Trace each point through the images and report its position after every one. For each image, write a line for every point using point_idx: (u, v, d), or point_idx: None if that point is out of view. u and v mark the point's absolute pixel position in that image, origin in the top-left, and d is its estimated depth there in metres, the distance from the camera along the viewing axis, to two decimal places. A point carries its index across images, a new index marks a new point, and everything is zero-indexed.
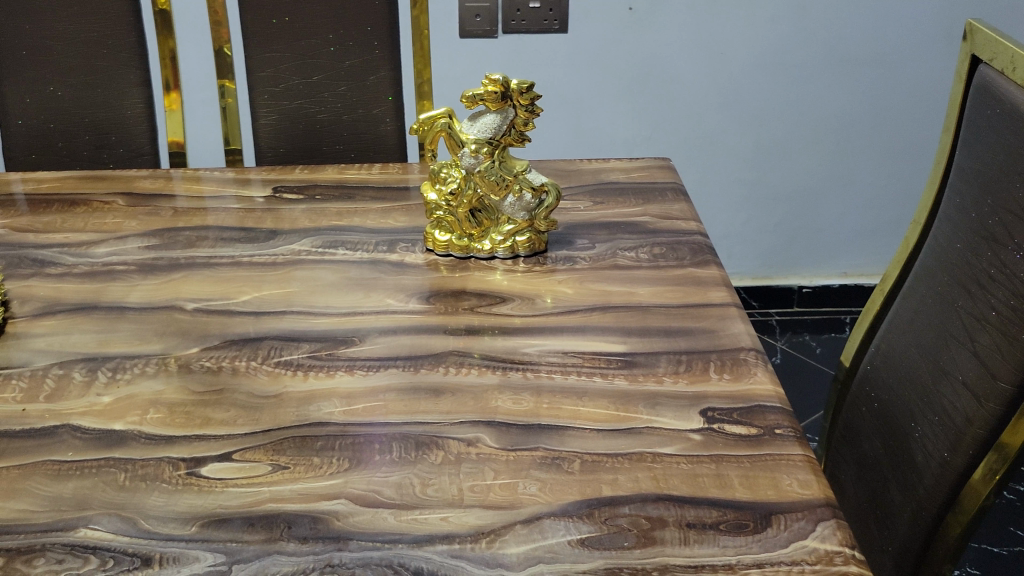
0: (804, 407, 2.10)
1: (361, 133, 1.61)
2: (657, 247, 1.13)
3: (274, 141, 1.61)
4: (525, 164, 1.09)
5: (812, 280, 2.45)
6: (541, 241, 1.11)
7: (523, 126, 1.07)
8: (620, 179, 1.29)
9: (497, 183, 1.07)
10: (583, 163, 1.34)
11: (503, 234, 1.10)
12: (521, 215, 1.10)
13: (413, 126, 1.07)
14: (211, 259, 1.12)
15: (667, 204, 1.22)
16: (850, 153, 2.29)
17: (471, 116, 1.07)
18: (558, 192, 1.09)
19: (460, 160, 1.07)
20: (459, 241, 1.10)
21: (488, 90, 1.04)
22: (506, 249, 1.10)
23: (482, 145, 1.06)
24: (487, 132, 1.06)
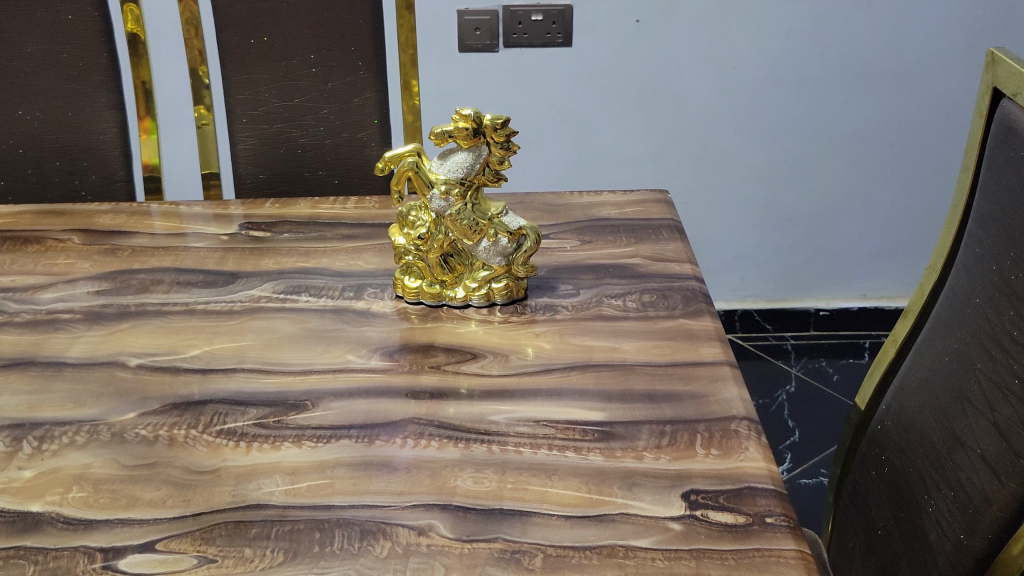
0: (818, 441, 2.00)
1: (345, 158, 1.53)
2: (647, 294, 1.03)
3: (255, 166, 1.53)
4: (501, 205, 1.00)
5: (829, 302, 2.34)
6: (520, 288, 1.02)
7: (497, 164, 0.98)
8: (612, 215, 1.20)
9: (470, 227, 0.98)
10: (573, 196, 1.25)
11: (477, 280, 1.01)
12: (498, 260, 1.00)
13: (379, 165, 0.98)
14: (164, 307, 1.04)
15: (661, 244, 1.13)
16: (870, 172, 2.18)
17: (441, 154, 0.98)
18: (537, 235, 1.00)
19: (430, 202, 0.99)
20: (430, 288, 1.01)
21: (458, 127, 0.95)
22: (481, 297, 1.01)
23: (453, 187, 0.97)
24: (459, 173, 0.97)
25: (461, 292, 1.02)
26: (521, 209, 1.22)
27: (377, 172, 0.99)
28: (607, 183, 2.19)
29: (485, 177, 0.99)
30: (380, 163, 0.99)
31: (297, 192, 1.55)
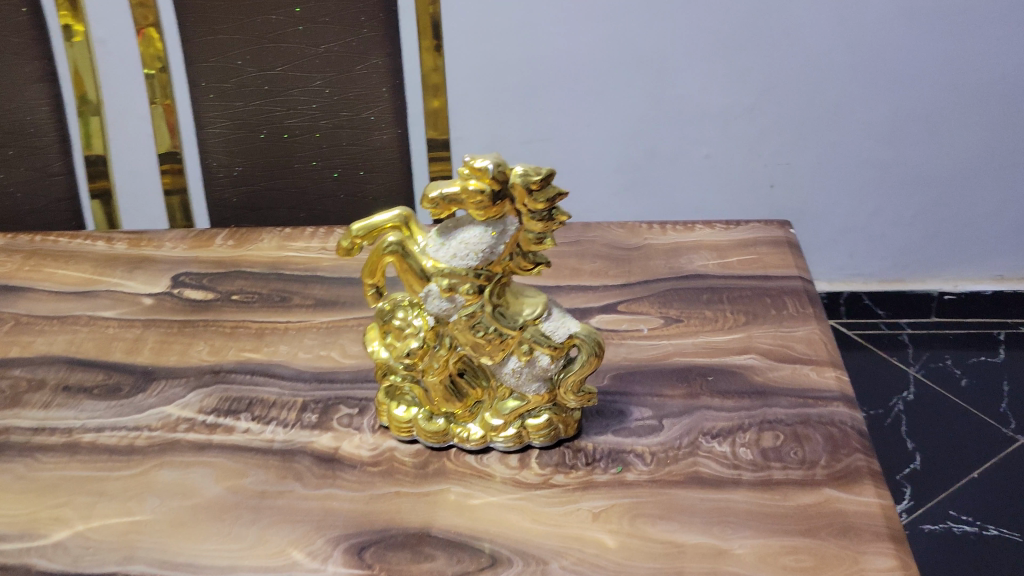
0: (945, 468, 1.62)
1: (347, 144, 1.15)
2: (768, 432, 0.66)
3: (229, 155, 1.16)
4: (541, 302, 0.63)
5: (957, 285, 1.95)
6: (569, 424, 0.65)
7: (532, 245, 0.60)
8: (709, 269, 0.81)
9: (488, 342, 0.61)
10: (650, 232, 0.87)
11: (502, 414, 0.65)
12: (535, 386, 0.65)
13: (343, 243, 0.61)
14: (35, 436, 0.69)
15: (785, 329, 0.75)
16: (1023, 128, 1.73)
17: (442, 229, 0.60)
18: (595, 349, 0.63)
19: (424, 302, 0.62)
20: (428, 423, 0.65)
21: (469, 189, 0.57)
22: (508, 439, 0.65)
23: (462, 282, 0.59)
24: (471, 259, 0.59)
25: (477, 428, 0.66)
26: (575, 256, 0.84)
27: (339, 254, 0.62)
28: (691, 142, 1.78)
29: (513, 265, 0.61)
30: (343, 238, 0.62)
31: (286, 189, 1.18)
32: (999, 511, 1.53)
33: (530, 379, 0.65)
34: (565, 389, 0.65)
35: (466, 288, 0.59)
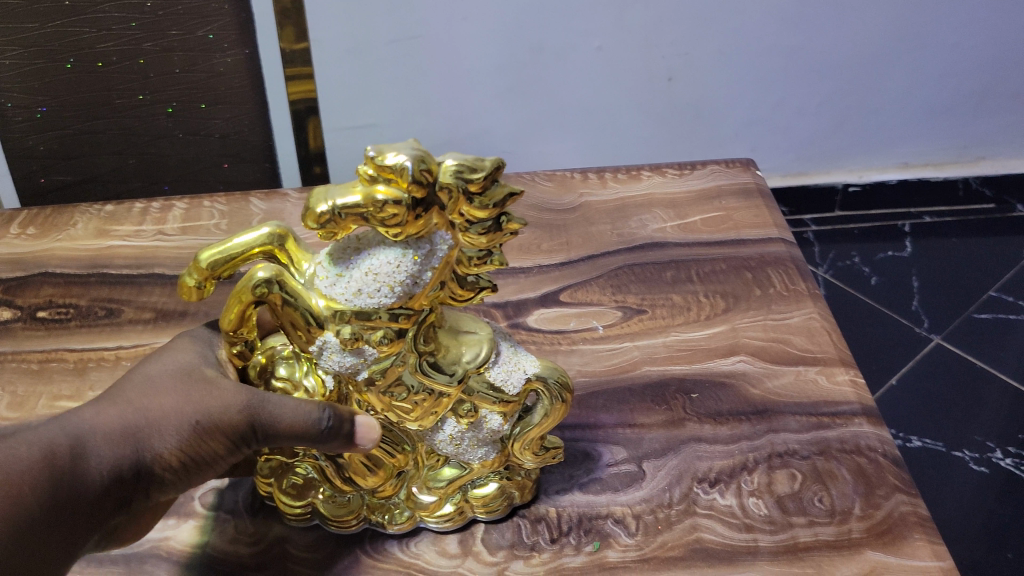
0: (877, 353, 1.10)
1: (181, 71, 0.92)
2: (781, 470, 0.50)
3: (27, 92, 0.91)
4: (484, 339, 0.45)
5: (864, 174, 1.33)
6: (526, 487, 0.49)
7: (472, 265, 0.42)
8: (667, 235, 0.64)
9: (415, 403, 0.44)
10: (583, 189, 0.69)
11: (435, 489, 0.48)
12: (481, 451, 0.47)
13: (187, 282, 0.41)
14: None
15: (776, 316, 0.59)
16: None
17: (336, 253, 0.41)
18: (563, 393, 0.46)
19: (316, 358, 0.43)
20: (334, 509, 0.48)
21: (378, 200, 0.38)
22: (445, 520, 0.48)
23: (373, 328, 0.42)
24: (385, 295, 0.41)
25: (400, 506, 0.48)
26: None
27: (182, 296, 0.42)
28: None
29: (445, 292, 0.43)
30: (187, 273, 0.42)
31: (108, 129, 0.95)
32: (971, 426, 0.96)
33: (474, 443, 0.47)
34: (521, 446, 0.47)
35: (378, 336, 0.42)
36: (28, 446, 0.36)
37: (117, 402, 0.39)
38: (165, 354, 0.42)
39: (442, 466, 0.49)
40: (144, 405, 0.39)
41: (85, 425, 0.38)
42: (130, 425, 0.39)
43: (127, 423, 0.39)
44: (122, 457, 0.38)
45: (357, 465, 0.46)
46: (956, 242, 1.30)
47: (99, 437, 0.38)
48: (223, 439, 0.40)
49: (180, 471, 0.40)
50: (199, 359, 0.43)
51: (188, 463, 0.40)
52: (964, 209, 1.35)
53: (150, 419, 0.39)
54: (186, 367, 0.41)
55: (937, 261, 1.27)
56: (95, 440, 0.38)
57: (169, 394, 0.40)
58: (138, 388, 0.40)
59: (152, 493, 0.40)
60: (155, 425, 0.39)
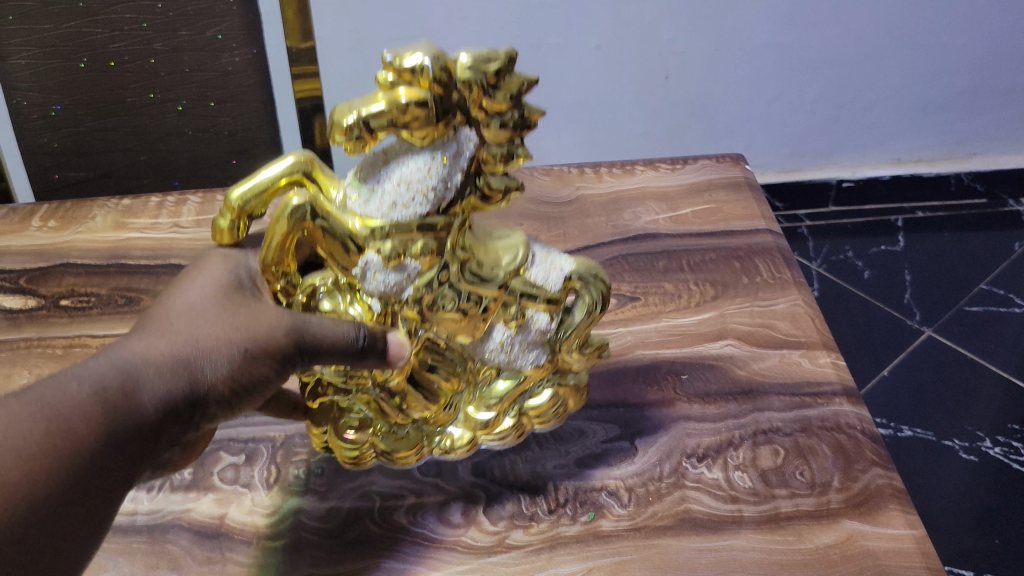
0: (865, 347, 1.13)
1: (190, 71, 0.95)
2: (765, 446, 0.53)
3: (42, 91, 0.94)
4: (520, 244, 0.48)
5: (856, 169, 1.36)
6: (579, 388, 0.53)
7: (499, 164, 0.44)
8: (659, 226, 0.67)
9: (461, 313, 0.47)
10: (579, 182, 0.72)
11: (493, 406, 0.52)
12: (529, 360, 0.51)
13: (217, 220, 0.45)
14: None
15: (762, 302, 0.62)
16: None
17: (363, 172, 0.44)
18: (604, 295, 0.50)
19: (361, 280, 0.46)
20: (394, 441, 0.51)
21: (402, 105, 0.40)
22: (504, 435, 0.53)
23: (412, 241, 0.44)
24: (419, 204, 0.43)
25: (459, 429, 0.53)
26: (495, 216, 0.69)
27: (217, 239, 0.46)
28: None
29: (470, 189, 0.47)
30: (219, 215, 0.45)
31: (119, 127, 0.98)
32: (956, 413, 1.00)
33: (523, 350, 0.50)
34: (563, 347, 0.51)
35: (418, 249, 0.44)
36: (79, 385, 0.37)
37: (164, 332, 0.40)
38: (197, 276, 0.43)
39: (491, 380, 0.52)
40: (191, 332, 0.40)
41: (136, 357, 0.39)
42: (179, 352, 0.39)
43: (177, 349, 0.39)
44: (179, 384, 0.39)
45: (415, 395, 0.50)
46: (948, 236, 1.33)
47: (152, 369, 0.39)
48: (272, 359, 0.41)
49: (231, 394, 0.41)
50: (231, 278, 0.43)
51: (239, 386, 0.41)
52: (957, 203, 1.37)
53: (199, 343, 0.40)
54: (221, 290, 0.42)
55: (928, 254, 1.29)
56: (148, 370, 0.38)
57: (213, 317, 0.41)
58: (180, 314, 0.41)
59: (205, 419, 0.41)
60: (205, 349, 0.40)
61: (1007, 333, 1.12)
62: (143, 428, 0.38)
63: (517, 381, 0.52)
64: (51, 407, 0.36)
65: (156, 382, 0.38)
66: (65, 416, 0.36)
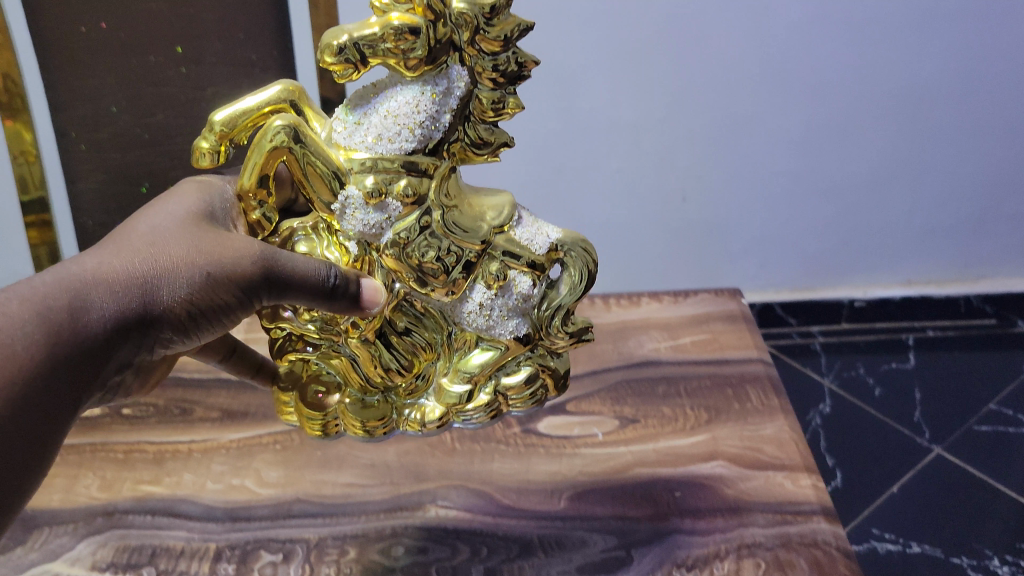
0: (881, 463, 1.17)
1: None
2: (751, 559, 0.58)
3: (107, 213, 1.04)
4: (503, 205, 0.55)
5: (867, 288, 1.45)
6: (551, 376, 0.58)
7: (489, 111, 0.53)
8: (660, 353, 0.75)
9: (444, 269, 0.53)
10: (591, 312, 0.80)
11: (466, 378, 0.56)
12: (507, 331, 0.56)
13: (198, 151, 0.51)
14: None
15: (751, 427, 0.68)
16: None
17: (352, 107, 0.53)
18: (591, 267, 0.57)
19: (342, 218, 0.53)
20: (360, 408, 0.57)
21: (395, 28, 0.49)
22: (478, 412, 0.57)
23: (395, 180, 0.52)
24: (400, 136, 0.51)
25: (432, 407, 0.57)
26: None
27: (198, 165, 0.52)
28: None
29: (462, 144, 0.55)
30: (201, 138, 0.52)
31: None
32: (956, 532, 1.04)
33: (503, 316, 0.56)
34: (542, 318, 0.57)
35: (399, 189, 0.51)
36: (33, 296, 0.45)
37: (127, 251, 0.48)
38: (172, 207, 0.50)
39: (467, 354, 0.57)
40: (152, 257, 0.48)
41: (98, 276, 0.47)
42: (138, 275, 0.47)
43: (137, 271, 0.47)
44: (133, 303, 0.47)
45: (380, 355, 0.56)
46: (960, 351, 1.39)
47: (109, 286, 0.47)
48: (232, 290, 0.48)
49: (188, 314, 0.48)
50: (202, 212, 0.51)
51: (196, 308, 0.48)
52: (967, 322, 1.44)
53: (159, 267, 0.47)
54: (188, 219, 0.49)
55: (938, 375, 1.35)
56: (105, 289, 0.47)
57: (175, 243, 0.48)
58: (144, 238, 0.48)
59: (165, 334, 0.49)
60: (164, 275, 0.47)
61: (1017, 453, 1.17)
62: (90, 341, 0.46)
63: (494, 354, 0.57)
64: (8, 315, 0.44)
65: (108, 301, 0.47)
66: (16, 323, 0.44)
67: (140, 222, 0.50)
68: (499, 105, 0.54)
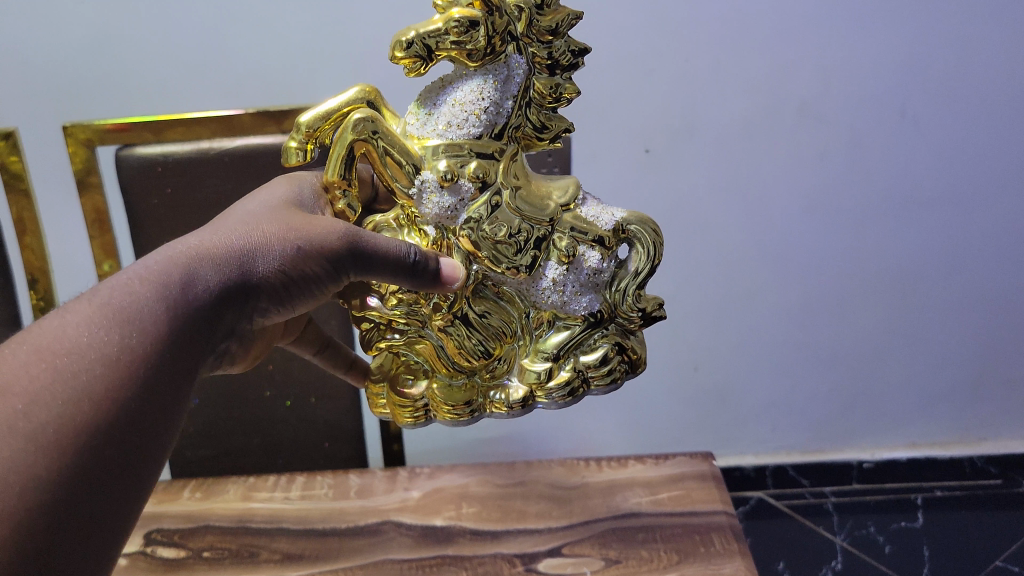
0: None
1: (299, 378, 1.20)
2: None
3: None
4: (566, 193, 0.73)
5: (874, 451, 1.83)
6: (618, 351, 0.75)
7: (546, 94, 0.72)
8: (641, 506, 0.90)
9: (522, 245, 0.70)
10: (588, 471, 0.97)
11: (547, 356, 0.74)
12: (579, 308, 0.74)
13: (289, 150, 0.67)
14: None
15: (711, 566, 0.82)
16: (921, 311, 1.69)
17: (423, 104, 0.70)
18: (656, 246, 0.74)
19: (422, 201, 0.70)
20: (448, 392, 0.74)
21: (458, 23, 0.65)
22: (562, 386, 0.73)
23: (464, 164, 0.68)
24: (466, 121, 0.69)
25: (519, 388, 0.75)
26: (521, 497, 0.93)
27: (286, 164, 0.68)
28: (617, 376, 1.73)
29: (526, 129, 0.73)
30: (289, 141, 0.68)
31: (241, 421, 1.22)
32: None
33: (575, 293, 0.73)
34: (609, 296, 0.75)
35: (471, 171, 0.68)
36: (155, 270, 0.59)
37: (231, 231, 0.64)
38: (264, 205, 0.68)
39: (546, 336, 0.75)
40: (252, 235, 0.64)
41: (211, 251, 0.62)
42: (244, 249, 0.63)
43: (243, 247, 0.63)
44: (240, 269, 0.63)
45: (464, 339, 0.73)
46: (966, 513, 1.70)
47: (221, 258, 0.62)
48: (321, 259, 0.64)
49: (284, 280, 0.64)
50: (287, 207, 0.68)
51: (291, 274, 0.64)
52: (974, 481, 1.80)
53: (259, 244, 0.64)
54: (278, 210, 0.67)
55: (941, 531, 1.66)
56: (216, 260, 0.62)
57: (270, 225, 0.65)
58: (244, 224, 0.65)
59: (264, 295, 0.64)
60: (261, 249, 0.64)
61: None
62: (209, 303, 0.61)
63: (571, 333, 0.74)
64: (139, 281, 0.59)
65: (222, 270, 0.62)
66: (148, 286, 0.58)
67: (239, 214, 0.67)
68: (555, 90, 0.72)
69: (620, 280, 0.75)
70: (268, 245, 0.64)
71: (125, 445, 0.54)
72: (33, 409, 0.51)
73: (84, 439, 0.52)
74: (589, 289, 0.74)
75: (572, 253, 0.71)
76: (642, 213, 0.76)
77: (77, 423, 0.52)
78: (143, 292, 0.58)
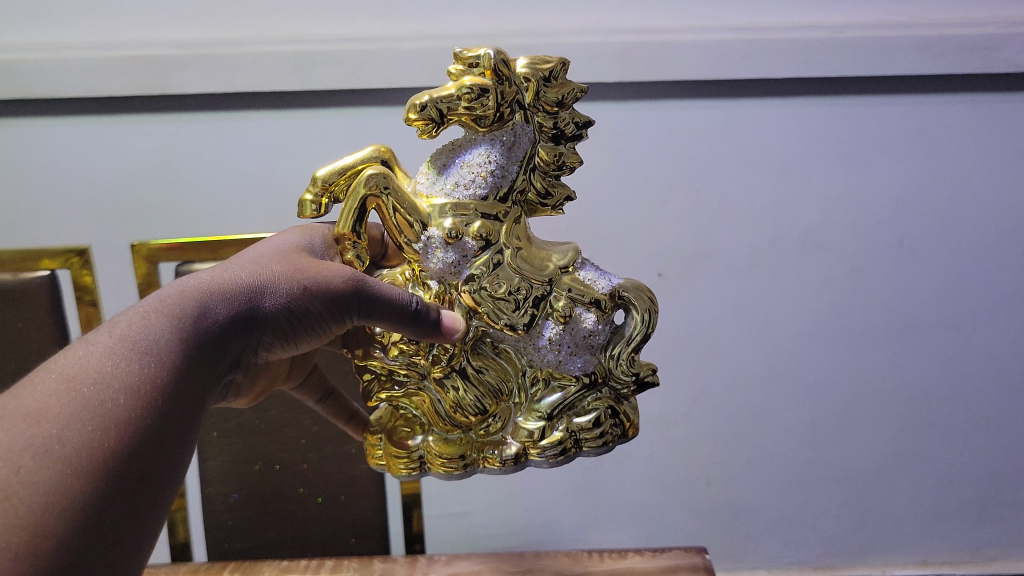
0: None
1: (330, 475, 1.31)
2: None
3: (226, 485, 1.30)
4: (566, 258, 0.85)
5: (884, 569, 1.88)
6: (606, 415, 0.85)
7: (548, 157, 0.85)
8: None
9: (520, 301, 0.82)
10: (591, 561, 1.06)
11: (541, 415, 0.85)
12: (574, 369, 0.85)
13: (304, 202, 0.78)
14: None
15: None
16: (926, 430, 1.76)
17: (438, 168, 0.84)
18: (650, 314, 0.85)
19: (427, 255, 0.82)
20: (442, 444, 0.85)
21: (468, 88, 0.78)
22: (553, 445, 0.84)
23: (469, 222, 0.81)
24: (473, 181, 0.82)
25: (515, 445, 0.85)
26: None
27: (302, 215, 0.79)
28: (634, 488, 1.80)
29: (531, 193, 0.86)
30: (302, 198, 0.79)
31: (276, 515, 1.31)
32: None
33: (569, 353, 0.85)
34: (607, 360, 0.87)
35: (475, 229, 0.80)
36: (174, 301, 0.69)
37: (241, 269, 0.75)
38: (268, 250, 0.80)
39: (542, 396, 0.86)
40: (260, 275, 0.75)
41: (224, 286, 0.73)
42: (254, 285, 0.74)
43: (253, 284, 0.74)
44: (250, 302, 0.73)
45: (460, 393, 0.84)
46: None
47: (233, 292, 0.73)
48: (324, 297, 0.75)
49: (291, 313, 0.75)
50: (290, 253, 0.80)
51: (297, 309, 0.75)
52: None
53: (267, 281, 0.75)
54: (283, 254, 0.79)
55: None
56: (229, 294, 0.73)
57: (278, 267, 0.76)
58: (252, 264, 0.76)
59: (273, 327, 0.75)
60: (269, 286, 0.75)
61: None
62: (221, 330, 0.71)
63: (564, 393, 0.85)
64: (157, 313, 0.68)
65: (232, 304, 0.72)
66: (167, 314, 0.68)
67: (247, 258, 0.79)
68: (557, 157, 0.85)
69: (613, 346, 0.87)
70: (276, 283, 0.75)
71: (149, 465, 0.62)
72: (68, 433, 0.58)
73: (115, 458, 0.59)
74: (583, 352, 0.85)
75: (568, 314, 0.83)
76: (639, 283, 0.87)
77: (104, 445, 0.59)
78: (160, 323, 0.67)
